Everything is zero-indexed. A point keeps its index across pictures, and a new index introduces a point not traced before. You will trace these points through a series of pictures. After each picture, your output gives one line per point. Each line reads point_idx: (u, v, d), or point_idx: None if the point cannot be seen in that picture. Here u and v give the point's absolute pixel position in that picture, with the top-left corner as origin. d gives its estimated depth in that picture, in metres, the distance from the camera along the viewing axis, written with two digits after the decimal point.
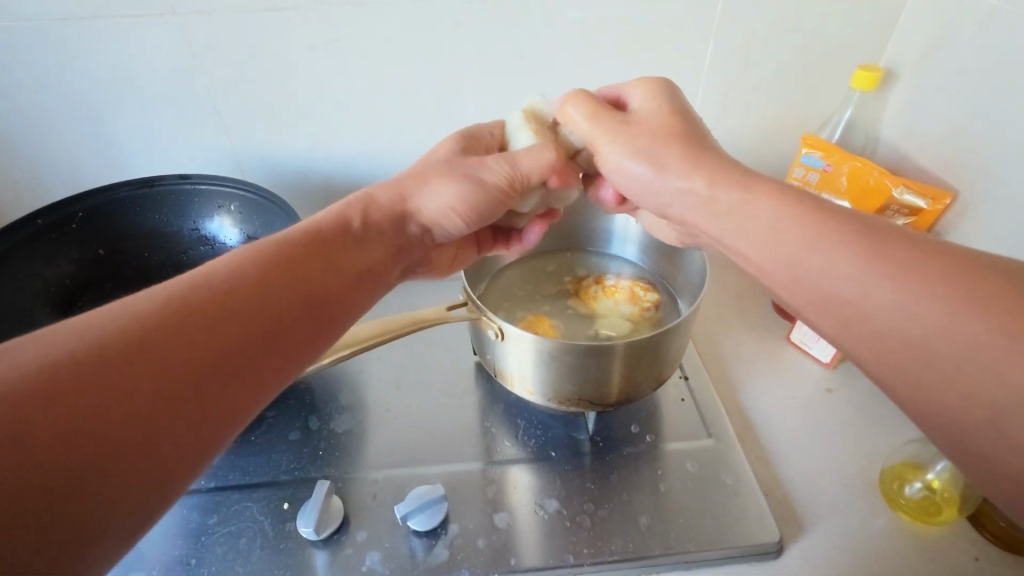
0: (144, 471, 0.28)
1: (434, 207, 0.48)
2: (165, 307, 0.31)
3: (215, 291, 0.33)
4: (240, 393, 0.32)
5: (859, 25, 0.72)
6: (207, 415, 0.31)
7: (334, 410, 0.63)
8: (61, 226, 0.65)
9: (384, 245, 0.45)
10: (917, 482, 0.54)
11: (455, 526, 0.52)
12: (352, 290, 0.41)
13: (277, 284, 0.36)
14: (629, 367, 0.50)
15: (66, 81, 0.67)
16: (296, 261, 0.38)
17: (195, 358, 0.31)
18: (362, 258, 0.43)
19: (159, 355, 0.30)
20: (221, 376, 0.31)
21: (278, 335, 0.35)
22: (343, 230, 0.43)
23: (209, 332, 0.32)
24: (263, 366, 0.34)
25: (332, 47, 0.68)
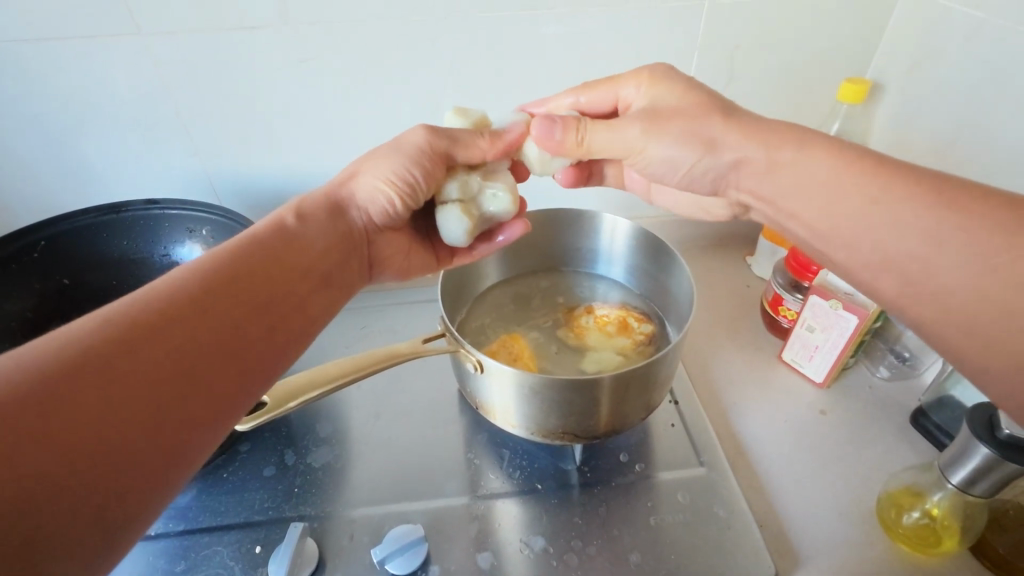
0: (106, 495, 0.27)
1: (362, 186, 0.47)
2: (109, 332, 0.30)
3: (163, 312, 0.32)
4: (200, 418, 0.32)
5: (843, 37, 0.71)
6: (166, 444, 0.30)
7: (310, 443, 0.61)
8: (23, 256, 0.62)
9: (323, 236, 0.43)
10: (915, 510, 0.51)
11: (437, 567, 0.50)
12: (310, 302, 0.40)
13: (230, 301, 0.35)
14: (617, 399, 0.48)
15: (26, 104, 0.65)
16: (251, 276, 0.37)
17: (148, 385, 0.30)
18: (319, 259, 0.42)
19: (110, 384, 0.29)
20: (177, 402, 0.31)
21: (236, 355, 0.34)
22: (295, 236, 0.41)
23: (160, 357, 0.31)
24: (223, 387, 0.33)
25: (304, 66, 0.66)
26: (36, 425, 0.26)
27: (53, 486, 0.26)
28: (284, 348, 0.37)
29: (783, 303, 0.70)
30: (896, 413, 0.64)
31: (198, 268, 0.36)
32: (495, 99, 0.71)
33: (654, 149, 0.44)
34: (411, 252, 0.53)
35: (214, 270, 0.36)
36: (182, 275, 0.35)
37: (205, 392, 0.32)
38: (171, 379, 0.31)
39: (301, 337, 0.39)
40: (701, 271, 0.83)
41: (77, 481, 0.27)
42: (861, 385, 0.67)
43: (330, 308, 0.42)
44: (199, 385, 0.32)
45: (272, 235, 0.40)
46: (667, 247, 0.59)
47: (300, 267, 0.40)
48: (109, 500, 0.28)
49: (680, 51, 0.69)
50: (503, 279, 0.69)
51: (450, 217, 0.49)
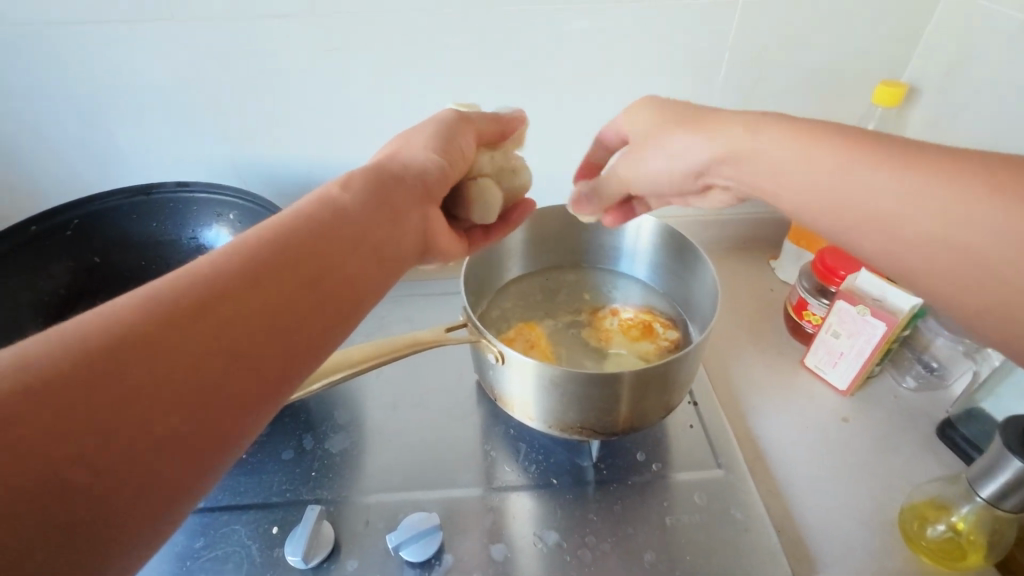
0: (142, 497, 0.25)
1: (410, 150, 0.45)
2: (152, 305, 0.27)
3: (211, 285, 0.29)
4: (241, 408, 0.28)
5: (879, 39, 0.69)
6: (203, 436, 0.27)
7: (329, 429, 0.61)
8: (56, 235, 0.64)
9: (376, 207, 0.38)
10: (940, 524, 0.50)
11: (450, 556, 0.50)
12: (364, 282, 0.35)
13: (282, 276, 0.31)
14: (636, 396, 0.48)
15: (64, 87, 0.66)
16: (308, 250, 0.33)
17: (189, 368, 0.27)
18: (377, 235, 0.37)
19: (143, 373, 0.25)
20: (218, 390, 0.27)
21: (283, 339, 0.30)
22: (357, 207, 0.37)
23: (203, 338, 0.27)
24: (268, 374, 0.29)
25: (333, 55, 0.66)
26: (68, 407, 0.23)
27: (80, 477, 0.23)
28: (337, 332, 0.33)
29: (807, 308, 0.69)
30: (923, 424, 0.62)
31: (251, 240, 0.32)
32: (521, 94, 0.71)
33: (646, 170, 0.48)
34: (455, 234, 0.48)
35: (269, 241, 0.32)
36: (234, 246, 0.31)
37: (249, 381, 0.29)
38: (213, 362, 0.27)
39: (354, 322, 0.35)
40: (724, 273, 0.82)
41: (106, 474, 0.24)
42: (886, 394, 0.65)
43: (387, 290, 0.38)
44: (242, 372, 0.28)
45: (332, 204, 0.36)
46: (692, 246, 0.59)
47: (359, 242, 0.36)
48: (140, 496, 0.25)
49: (712, 50, 0.68)
50: (525, 272, 0.69)
51: (492, 184, 0.51)
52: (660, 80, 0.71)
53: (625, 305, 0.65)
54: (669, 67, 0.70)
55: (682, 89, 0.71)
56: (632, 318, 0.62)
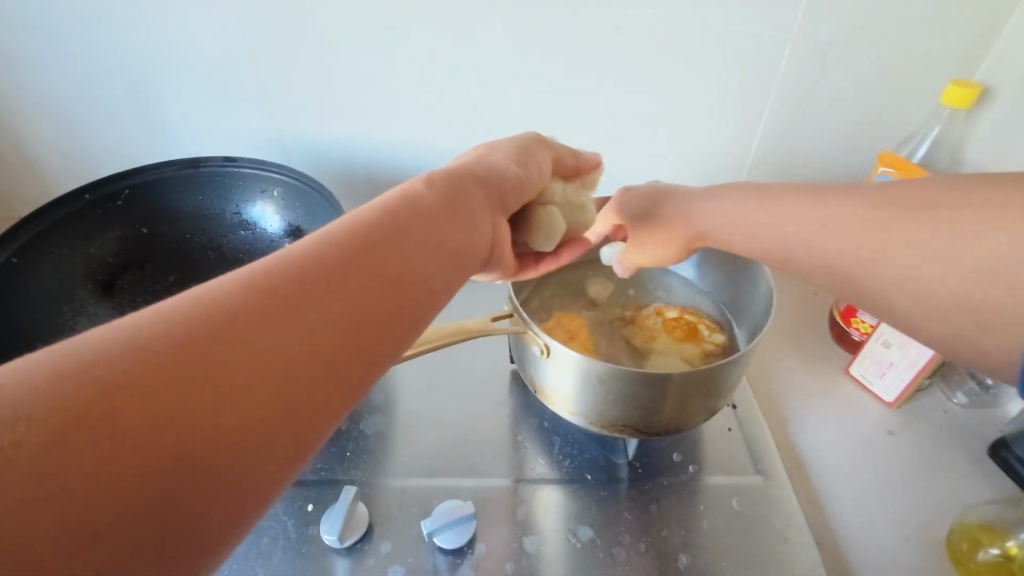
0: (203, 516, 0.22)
1: (494, 159, 0.46)
2: (229, 299, 0.25)
3: (288, 280, 0.27)
4: (319, 410, 0.26)
5: (954, 36, 0.65)
6: (280, 440, 0.24)
7: (363, 410, 0.62)
8: (106, 203, 0.65)
9: (451, 207, 0.37)
10: (993, 548, 0.48)
11: (482, 546, 0.50)
12: (437, 284, 0.33)
13: (360, 270, 0.29)
14: (684, 397, 0.47)
15: (119, 57, 0.67)
16: (383, 244, 0.31)
17: (267, 368, 0.25)
18: (450, 236, 0.35)
19: (211, 377, 0.23)
20: (297, 390, 0.25)
21: (362, 337, 0.28)
22: (428, 201, 0.35)
23: (282, 336, 0.25)
24: (338, 383, 0.27)
25: (383, 34, 0.65)
26: (144, 408, 0.21)
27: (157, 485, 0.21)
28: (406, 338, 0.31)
29: (856, 315, 0.67)
30: (973, 442, 0.60)
31: (325, 233, 0.30)
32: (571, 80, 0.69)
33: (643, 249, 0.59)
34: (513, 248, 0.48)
35: (345, 233, 0.30)
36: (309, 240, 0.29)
37: (328, 381, 0.26)
38: (291, 362, 0.25)
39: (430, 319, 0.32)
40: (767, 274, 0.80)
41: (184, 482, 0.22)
42: (935, 409, 0.63)
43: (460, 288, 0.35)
44: (321, 371, 0.26)
45: (403, 200, 0.34)
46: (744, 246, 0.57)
47: (433, 236, 0.34)
48: (218, 505, 0.23)
49: (773, 42, 0.66)
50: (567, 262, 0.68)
51: (558, 215, 0.51)
52: (715, 71, 0.68)
53: (670, 304, 0.64)
54: (727, 58, 0.67)
55: (738, 82, 0.69)
56: (678, 318, 0.60)
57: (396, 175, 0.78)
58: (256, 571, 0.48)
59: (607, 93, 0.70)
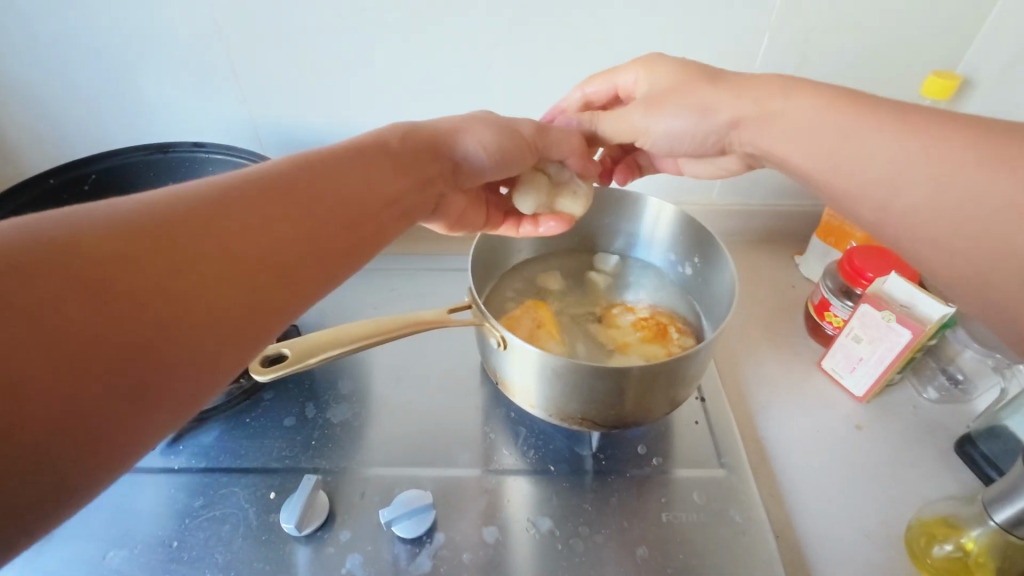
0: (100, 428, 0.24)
1: (468, 141, 0.48)
2: (154, 235, 0.28)
3: (214, 223, 0.30)
4: (240, 340, 0.30)
5: (938, 26, 0.64)
6: (201, 364, 0.28)
7: (331, 398, 0.62)
8: (73, 188, 0.64)
9: (377, 177, 0.40)
10: (948, 543, 0.48)
11: (441, 535, 0.50)
12: (344, 249, 0.36)
13: (283, 222, 0.33)
14: (640, 392, 0.46)
15: (88, 38, 0.66)
16: (307, 200, 0.35)
17: (201, 290, 0.28)
18: (365, 201, 0.38)
19: (121, 299, 0.25)
20: (219, 322, 0.29)
21: (280, 282, 0.32)
22: (352, 167, 0.39)
23: (212, 267, 0.29)
24: (240, 326, 0.30)
25: (353, 20, 0.64)
26: (72, 325, 0.24)
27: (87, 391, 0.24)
28: (310, 293, 0.34)
29: (829, 308, 0.66)
30: (939, 437, 0.60)
31: (251, 181, 0.33)
32: (546, 68, 0.68)
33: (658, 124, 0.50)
34: (466, 214, 0.54)
35: (269, 186, 0.33)
36: (235, 185, 0.32)
37: (249, 316, 0.30)
38: (222, 289, 0.29)
39: (343, 273, 0.37)
40: (745, 266, 0.79)
41: (110, 389, 0.25)
42: (904, 404, 0.63)
43: (379, 247, 0.40)
44: (244, 307, 0.30)
45: (324, 164, 0.37)
46: (713, 239, 0.56)
47: (358, 197, 0.38)
48: (139, 414, 0.26)
49: (752, 31, 0.64)
50: (537, 254, 0.68)
51: (540, 189, 0.55)
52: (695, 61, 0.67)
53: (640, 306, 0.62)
54: (704, 47, 0.66)
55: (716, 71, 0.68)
56: (647, 320, 0.59)
57: None
58: (215, 559, 0.49)
59: (584, 81, 0.69)
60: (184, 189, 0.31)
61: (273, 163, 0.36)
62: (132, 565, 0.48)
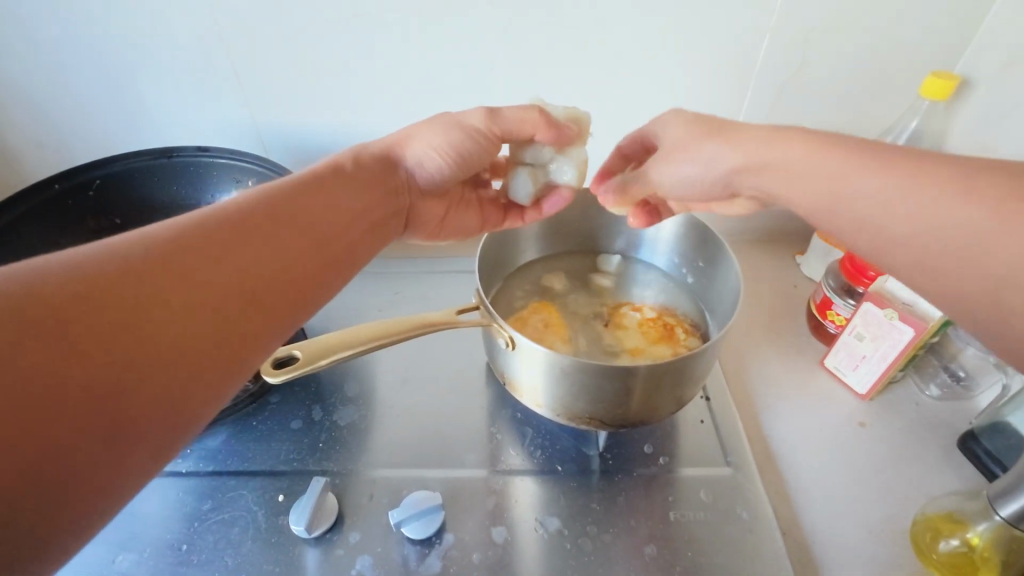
0: (84, 468, 0.26)
1: (415, 149, 0.49)
2: (126, 275, 0.29)
3: (180, 261, 0.31)
4: (213, 373, 0.31)
5: (934, 26, 0.65)
6: (175, 400, 0.29)
7: (338, 401, 0.62)
8: (78, 194, 0.65)
9: (342, 202, 0.42)
10: (953, 538, 0.48)
11: (451, 536, 0.50)
12: (314, 274, 0.38)
13: (250, 254, 0.34)
14: (648, 391, 0.47)
15: (91, 44, 0.66)
16: (272, 232, 0.36)
17: (173, 326, 0.30)
18: (330, 227, 0.40)
19: (93, 342, 0.27)
20: (190, 358, 0.30)
21: (250, 314, 0.33)
22: (315, 195, 0.40)
23: (184, 303, 0.30)
24: (215, 358, 0.31)
25: (356, 23, 0.64)
26: (45, 370, 0.25)
27: (61, 435, 0.25)
28: (283, 321, 0.35)
29: (832, 307, 0.67)
30: (943, 434, 0.60)
31: (217, 215, 0.34)
32: (548, 70, 0.68)
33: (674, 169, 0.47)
34: (447, 219, 0.57)
35: (234, 219, 0.35)
36: (199, 220, 0.33)
37: (220, 348, 0.31)
38: (194, 325, 0.30)
39: (315, 299, 0.38)
40: (747, 266, 0.80)
41: (82, 432, 0.26)
42: (907, 401, 0.63)
43: (348, 270, 0.41)
44: (214, 341, 0.31)
45: (290, 194, 0.39)
46: (717, 239, 0.57)
47: (325, 223, 0.40)
48: (116, 453, 0.27)
49: (751, 33, 0.65)
50: (541, 256, 0.68)
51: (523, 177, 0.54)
52: (695, 62, 0.68)
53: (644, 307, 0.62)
54: (704, 49, 0.66)
55: (717, 72, 0.68)
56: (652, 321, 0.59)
57: None
58: (225, 562, 0.49)
59: (586, 83, 0.70)
60: (153, 227, 0.32)
61: (238, 197, 0.37)
62: (142, 568, 0.48)
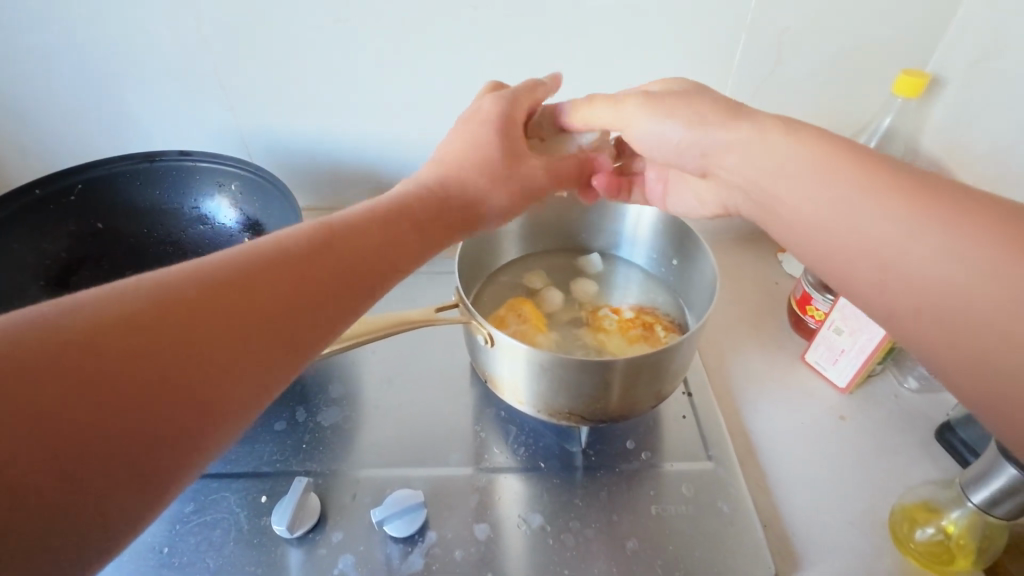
0: (112, 497, 0.24)
1: (465, 175, 0.46)
2: (164, 295, 0.28)
3: (192, 299, 0.28)
4: (220, 425, 0.28)
5: (904, 27, 0.66)
6: (176, 458, 0.26)
7: (322, 402, 0.62)
8: (60, 199, 0.65)
9: (386, 216, 0.40)
10: (929, 527, 0.49)
11: (433, 534, 0.51)
12: (357, 292, 0.36)
13: (268, 292, 0.31)
14: (627, 384, 0.47)
15: (71, 50, 0.66)
16: (296, 266, 0.33)
17: (208, 349, 0.28)
18: (373, 241, 0.38)
19: (127, 364, 0.25)
20: (225, 380, 0.28)
21: (262, 357, 0.30)
22: (348, 225, 0.37)
23: (220, 324, 0.29)
24: (249, 382, 0.29)
25: (338, 29, 0.65)
26: (77, 392, 0.24)
27: (88, 460, 0.24)
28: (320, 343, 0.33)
29: (811, 302, 0.67)
30: (920, 426, 0.61)
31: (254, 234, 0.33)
32: (530, 71, 0.69)
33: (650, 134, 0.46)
34: (458, 232, 0.54)
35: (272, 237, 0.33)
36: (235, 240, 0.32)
37: (227, 395, 0.28)
38: (229, 349, 0.29)
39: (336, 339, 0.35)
40: (728, 264, 0.81)
41: (111, 457, 0.24)
42: (885, 394, 0.64)
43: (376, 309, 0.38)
44: (251, 365, 0.30)
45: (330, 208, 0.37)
46: (693, 234, 0.58)
47: (367, 238, 0.37)
48: (124, 504, 0.25)
49: (726, 33, 0.66)
50: (523, 255, 0.69)
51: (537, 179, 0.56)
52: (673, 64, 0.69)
53: (625, 304, 0.63)
54: (681, 51, 0.68)
55: (696, 72, 0.69)
56: (632, 318, 0.59)
57: (359, 168, 0.78)
58: (207, 564, 0.48)
59: (567, 85, 0.71)
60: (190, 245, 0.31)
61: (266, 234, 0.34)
62: (123, 571, 0.48)
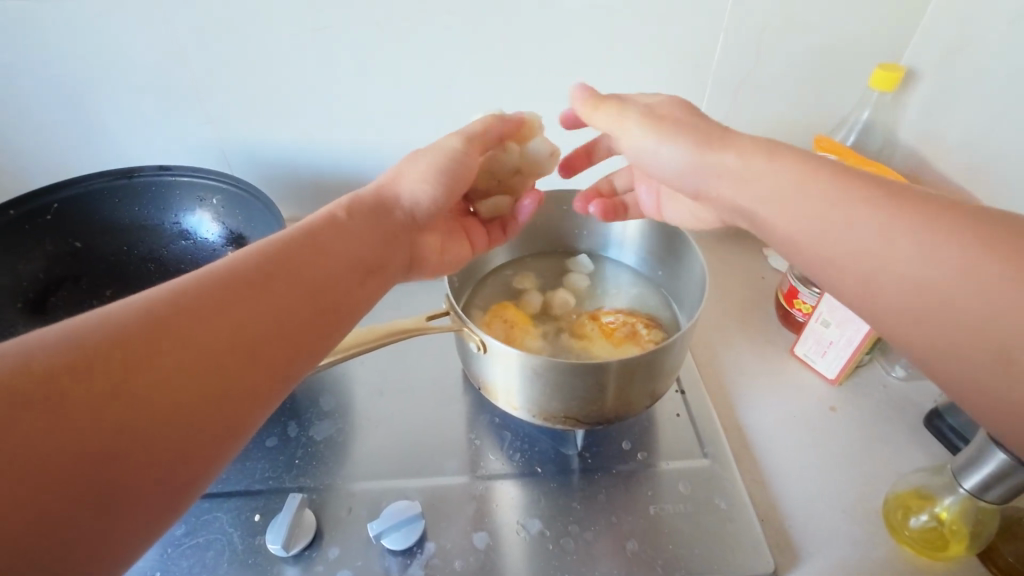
0: (96, 536, 0.26)
1: (404, 182, 0.47)
2: (132, 340, 0.29)
3: (168, 324, 0.31)
4: (214, 437, 0.31)
5: (877, 21, 0.67)
6: (154, 496, 0.28)
7: (314, 416, 0.61)
8: (35, 218, 0.63)
9: (349, 246, 0.41)
10: (923, 513, 0.50)
11: (432, 544, 0.50)
12: (320, 323, 0.37)
13: (237, 309, 0.33)
14: (622, 384, 0.47)
15: (41, 65, 0.65)
16: (263, 285, 0.35)
17: (176, 392, 0.30)
18: (332, 270, 0.38)
19: (98, 411, 0.27)
20: (196, 420, 0.30)
21: (245, 373, 0.32)
22: (311, 256, 0.38)
23: (184, 366, 0.30)
24: (220, 419, 0.31)
25: (315, 37, 0.65)
26: (56, 443, 0.26)
27: (68, 505, 0.26)
28: (289, 374, 0.35)
29: (798, 296, 0.68)
30: (909, 413, 0.62)
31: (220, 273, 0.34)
32: (512, 75, 0.69)
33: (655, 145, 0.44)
34: (446, 247, 0.53)
35: (235, 276, 0.34)
36: (200, 281, 0.33)
37: (212, 409, 0.31)
38: (197, 389, 0.30)
39: (313, 353, 0.36)
40: (715, 261, 0.82)
41: (92, 498, 0.26)
42: (873, 383, 0.65)
43: (347, 320, 0.39)
44: (220, 403, 0.31)
45: (294, 242, 0.38)
46: (680, 233, 0.58)
47: (325, 271, 0.38)
48: (112, 540, 0.27)
49: (704, 32, 0.67)
50: (512, 261, 0.69)
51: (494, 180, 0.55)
52: (652, 63, 0.69)
53: (613, 306, 0.63)
54: (662, 51, 0.68)
55: (674, 72, 0.70)
56: (615, 320, 0.59)
57: (342, 177, 0.77)
58: None
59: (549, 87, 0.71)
60: (154, 288, 0.32)
61: (233, 255, 0.36)
62: None
